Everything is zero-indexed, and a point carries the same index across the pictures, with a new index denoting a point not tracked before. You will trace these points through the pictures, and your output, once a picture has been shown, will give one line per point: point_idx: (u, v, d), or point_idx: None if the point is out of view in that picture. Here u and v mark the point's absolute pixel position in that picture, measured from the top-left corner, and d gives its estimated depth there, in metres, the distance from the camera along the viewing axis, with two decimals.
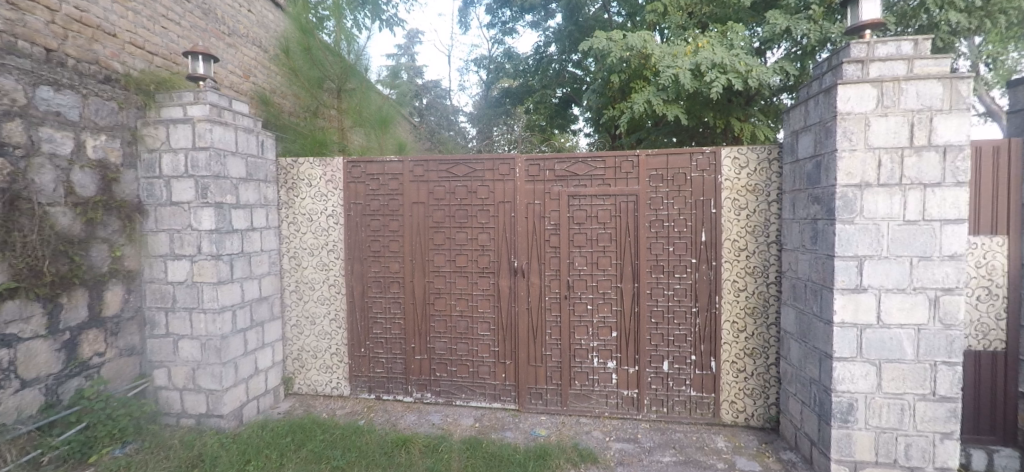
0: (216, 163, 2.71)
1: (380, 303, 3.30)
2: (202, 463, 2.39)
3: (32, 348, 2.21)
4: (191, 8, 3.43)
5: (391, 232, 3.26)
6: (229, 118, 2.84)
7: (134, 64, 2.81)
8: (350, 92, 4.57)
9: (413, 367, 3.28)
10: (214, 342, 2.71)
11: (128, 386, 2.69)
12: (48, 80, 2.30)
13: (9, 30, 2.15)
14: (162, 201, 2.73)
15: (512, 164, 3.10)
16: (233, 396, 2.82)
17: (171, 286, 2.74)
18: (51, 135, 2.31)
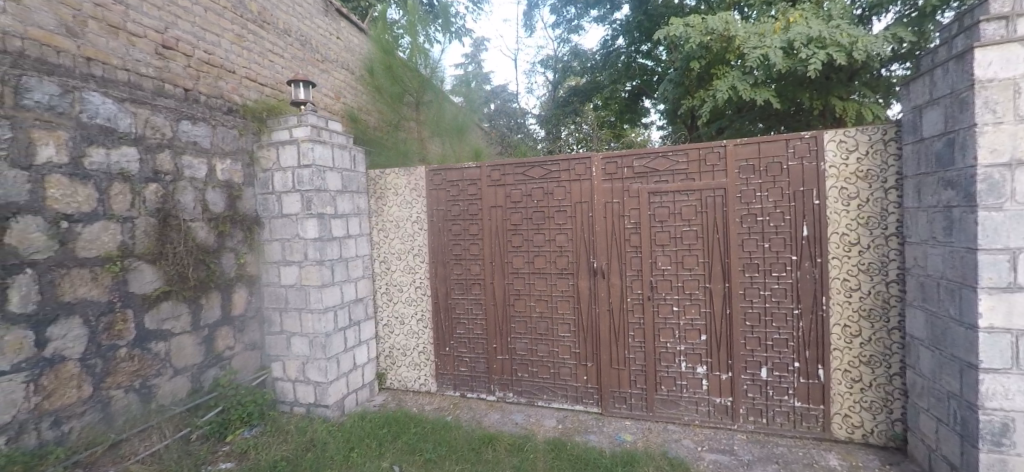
0: (318, 178, 3.02)
1: (462, 304, 3.43)
2: (314, 448, 2.65)
3: (181, 342, 2.62)
4: (291, 41, 3.86)
5: (471, 235, 3.38)
6: (327, 136, 3.15)
7: (249, 95, 3.23)
8: (428, 104, 4.86)
9: (496, 367, 3.36)
10: (320, 339, 3.02)
11: (252, 376, 3.07)
12: (188, 115, 2.72)
13: (158, 76, 2.58)
14: (275, 214, 3.09)
15: (588, 163, 3.06)
16: (336, 388, 3.11)
17: (284, 289, 3.09)
18: (191, 162, 2.72)
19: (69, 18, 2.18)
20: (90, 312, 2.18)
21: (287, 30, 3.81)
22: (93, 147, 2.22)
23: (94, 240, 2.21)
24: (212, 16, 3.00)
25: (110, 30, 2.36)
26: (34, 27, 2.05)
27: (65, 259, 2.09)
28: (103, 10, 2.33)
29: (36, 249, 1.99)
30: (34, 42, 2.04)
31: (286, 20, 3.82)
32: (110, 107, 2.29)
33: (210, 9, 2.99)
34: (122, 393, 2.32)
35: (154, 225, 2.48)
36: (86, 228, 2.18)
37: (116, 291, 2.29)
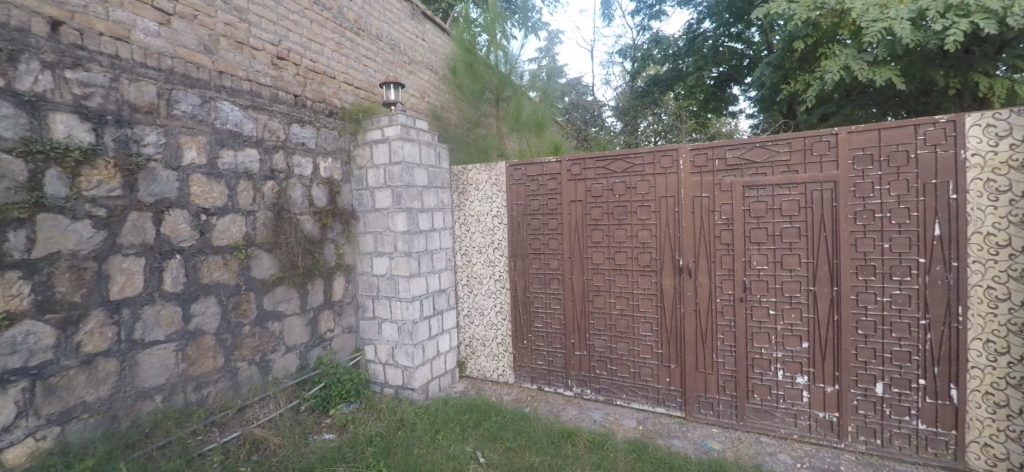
0: (407, 174, 3.21)
1: (541, 298, 3.45)
2: (404, 426, 2.84)
3: (291, 322, 2.92)
4: (383, 45, 4.10)
5: (551, 230, 3.38)
6: (414, 135, 3.32)
7: (347, 98, 3.50)
8: (507, 100, 4.94)
9: (574, 362, 3.34)
10: (408, 326, 3.21)
11: (349, 357, 3.35)
12: (297, 119, 3.01)
13: (273, 85, 2.89)
14: (369, 208, 3.32)
15: (674, 155, 2.92)
16: (422, 373, 3.30)
17: (376, 278, 3.33)
18: (300, 161, 3.00)
19: (206, 37, 2.50)
20: (222, 294, 2.50)
21: (379, 36, 4.06)
22: (223, 150, 2.53)
23: (225, 231, 2.53)
24: (316, 27, 3.28)
25: (236, 46, 2.67)
26: (180, 46, 2.37)
27: (203, 247, 2.41)
28: (231, 29, 2.65)
29: (183, 238, 2.32)
30: (180, 60, 2.36)
31: (378, 26, 4.06)
32: (237, 114, 2.60)
33: (314, 21, 3.27)
34: (245, 364, 2.65)
35: (270, 218, 2.79)
36: (219, 221, 2.50)
37: (241, 276, 2.61)
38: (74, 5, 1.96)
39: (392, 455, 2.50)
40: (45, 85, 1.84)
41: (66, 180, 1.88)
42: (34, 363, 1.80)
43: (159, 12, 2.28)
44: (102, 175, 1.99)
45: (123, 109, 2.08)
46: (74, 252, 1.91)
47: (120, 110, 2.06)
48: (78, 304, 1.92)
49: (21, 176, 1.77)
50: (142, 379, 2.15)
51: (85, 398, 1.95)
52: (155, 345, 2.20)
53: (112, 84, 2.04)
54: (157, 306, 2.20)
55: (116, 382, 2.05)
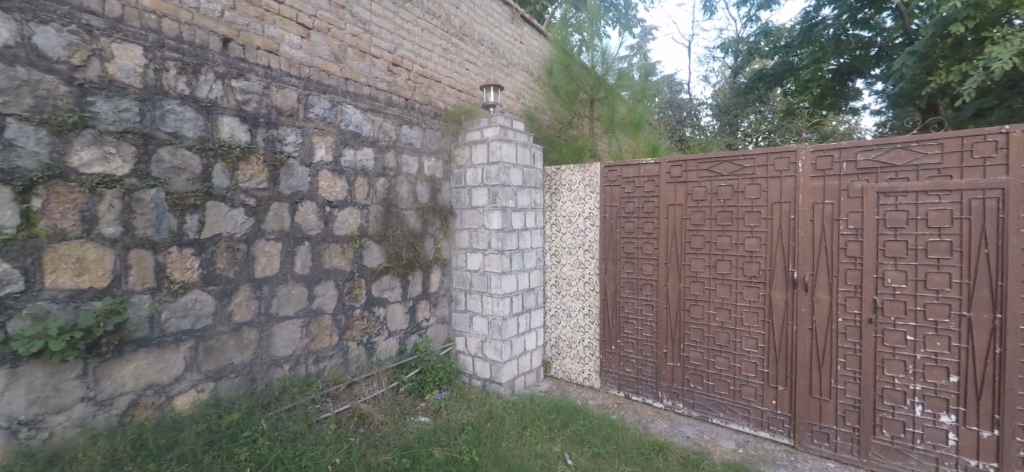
0: (503, 174, 3.30)
1: (632, 304, 3.33)
2: (494, 418, 2.92)
3: (393, 309, 3.15)
4: (484, 49, 4.25)
5: (646, 234, 3.25)
6: (511, 136, 3.41)
7: (450, 101, 3.68)
8: (602, 100, 4.86)
9: (665, 373, 3.18)
10: (498, 321, 3.30)
11: (442, 347, 3.53)
12: (407, 121, 3.23)
13: (388, 89, 3.13)
14: (465, 205, 3.48)
15: (793, 157, 2.66)
16: (509, 368, 3.37)
17: (469, 272, 3.47)
18: (407, 160, 3.22)
19: (336, 47, 2.79)
20: (339, 278, 2.77)
21: (481, 40, 4.21)
22: (346, 149, 2.80)
23: (344, 222, 2.80)
24: (426, 35, 3.50)
25: (360, 54, 2.93)
26: (317, 57, 2.67)
27: (326, 235, 2.69)
28: (357, 39, 2.92)
29: (311, 226, 2.60)
30: (316, 69, 2.66)
31: (480, 31, 4.22)
32: (358, 117, 2.87)
33: (425, 28, 3.49)
34: (355, 344, 2.90)
35: (381, 211, 3.03)
36: (340, 213, 2.77)
37: (355, 263, 2.87)
38: (240, 24, 2.29)
39: (482, 445, 2.58)
40: (217, 93, 2.15)
41: (228, 173, 2.20)
42: (198, 327, 2.11)
43: (301, 27, 2.59)
44: (253, 169, 2.30)
45: (271, 112, 2.39)
46: (231, 234, 2.22)
47: (269, 113, 2.37)
48: (232, 279, 2.24)
49: (197, 168, 2.09)
50: (275, 349, 2.45)
51: (233, 360, 2.26)
52: (286, 319, 2.49)
53: (264, 91, 2.36)
54: (288, 286, 2.49)
55: (255, 349, 2.36)
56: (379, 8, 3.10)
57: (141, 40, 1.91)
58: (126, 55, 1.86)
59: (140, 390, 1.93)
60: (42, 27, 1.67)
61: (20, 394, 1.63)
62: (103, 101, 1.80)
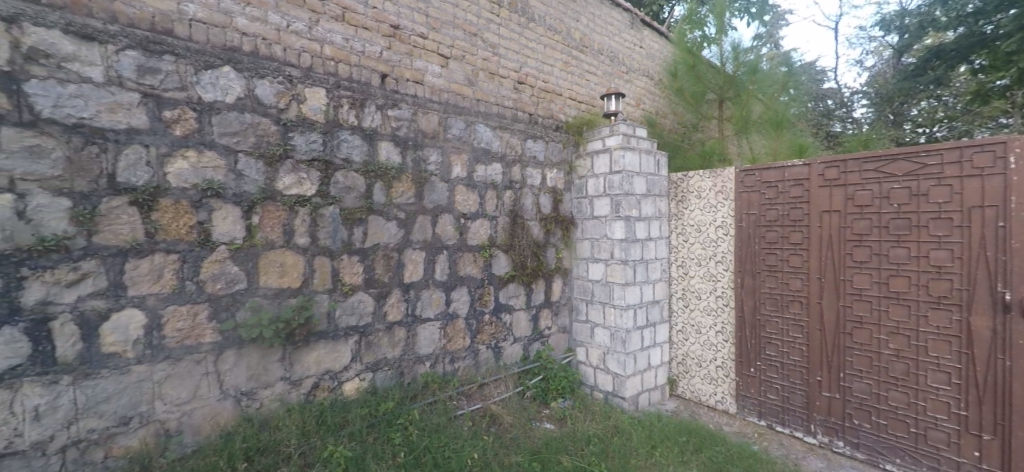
0: (627, 183, 3.25)
1: (775, 323, 3.00)
2: (620, 432, 2.84)
3: (518, 316, 3.28)
4: (603, 58, 4.22)
5: (793, 244, 2.91)
6: (634, 143, 3.34)
7: (570, 112, 3.75)
8: (732, 100, 4.50)
9: (819, 405, 2.80)
10: (621, 334, 3.24)
11: (563, 356, 3.57)
12: (532, 135, 3.37)
13: (514, 106, 3.30)
14: (587, 215, 3.49)
15: (1000, 151, 2.17)
16: (633, 383, 3.27)
17: (591, 283, 3.46)
18: (531, 172, 3.35)
19: (470, 72, 3.04)
20: (471, 285, 2.99)
21: (600, 50, 4.20)
22: (478, 165, 3.02)
23: (476, 233, 3.01)
24: (549, 50, 3.62)
25: (490, 76, 3.16)
26: (454, 82, 2.94)
27: (461, 245, 2.92)
28: (487, 63, 3.14)
29: (449, 237, 2.85)
30: (453, 93, 2.92)
31: (600, 40, 4.21)
32: (488, 134, 3.08)
33: (547, 44, 3.62)
34: (484, 347, 3.08)
35: (508, 222, 3.20)
36: (472, 224, 2.98)
37: (485, 271, 3.07)
38: (393, 60, 2.63)
39: (610, 459, 2.54)
40: (377, 121, 2.50)
41: (384, 190, 2.53)
42: (362, 323, 2.46)
43: (441, 57, 2.87)
44: (404, 186, 2.62)
45: (417, 136, 2.69)
46: (386, 244, 2.55)
47: (416, 137, 2.68)
48: (386, 284, 2.56)
49: (362, 187, 2.44)
50: (419, 347, 2.72)
51: (386, 355, 2.57)
52: (428, 321, 2.76)
53: (412, 117, 2.66)
54: (430, 290, 2.76)
55: (404, 346, 2.65)
56: (506, 31, 3.30)
57: (324, 83, 2.30)
58: (314, 97, 2.26)
59: (319, 374, 2.30)
60: (261, 81, 2.08)
61: (243, 370, 2.06)
62: (298, 135, 2.20)
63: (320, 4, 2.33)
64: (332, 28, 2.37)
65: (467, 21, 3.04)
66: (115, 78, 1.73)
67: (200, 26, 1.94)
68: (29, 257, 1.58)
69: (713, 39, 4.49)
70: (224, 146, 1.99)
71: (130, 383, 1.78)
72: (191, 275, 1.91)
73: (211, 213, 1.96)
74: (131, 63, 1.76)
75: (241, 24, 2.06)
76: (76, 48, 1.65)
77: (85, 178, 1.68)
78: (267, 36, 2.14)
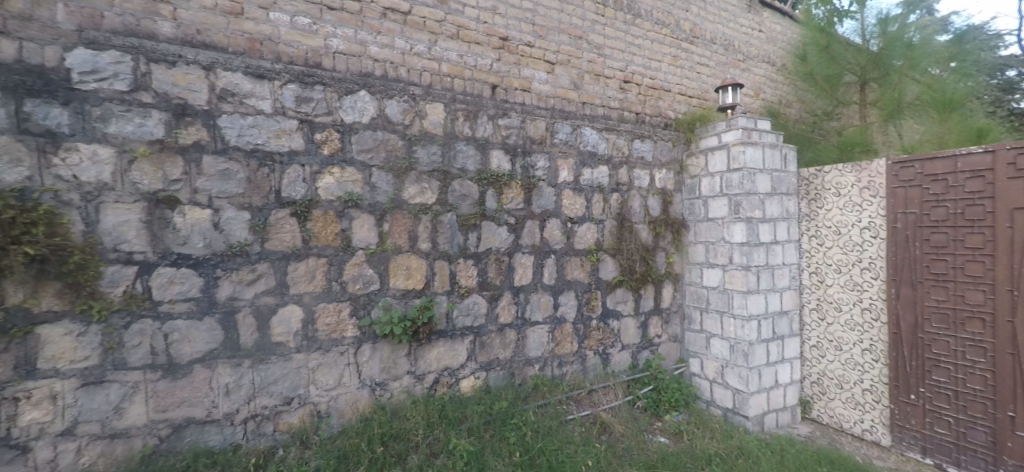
0: (748, 181, 2.96)
1: (944, 343, 2.52)
2: (746, 455, 2.59)
3: (627, 323, 3.18)
4: (717, 48, 3.92)
5: (970, 249, 2.42)
6: (756, 137, 3.04)
7: (680, 109, 3.56)
8: (880, 81, 3.88)
9: (1012, 447, 2.28)
10: (742, 346, 2.97)
11: (674, 366, 3.37)
12: (639, 135, 3.25)
13: (620, 107, 3.22)
14: (700, 217, 3.27)
15: None
16: (757, 401, 2.98)
17: (706, 289, 3.23)
18: (639, 174, 3.24)
19: (575, 76, 3.03)
20: (579, 289, 2.97)
21: (713, 39, 3.90)
22: (585, 169, 2.99)
23: (583, 237, 2.99)
24: (656, 45, 3.47)
25: (595, 78, 3.12)
26: (559, 87, 2.96)
27: (568, 249, 2.93)
28: (592, 65, 3.11)
29: (556, 241, 2.87)
30: (559, 98, 2.94)
31: (714, 29, 3.91)
32: (595, 137, 3.04)
33: (655, 40, 3.46)
34: (592, 353, 3.04)
35: (615, 226, 3.12)
36: (579, 228, 2.97)
37: (593, 276, 3.03)
38: (502, 71, 2.73)
39: None
40: (489, 131, 2.61)
41: (496, 197, 2.63)
42: (476, 324, 2.58)
43: (547, 63, 2.91)
44: (514, 192, 2.70)
45: (526, 143, 2.76)
46: (498, 248, 2.65)
47: (524, 144, 2.74)
48: (498, 287, 2.66)
49: (476, 194, 2.57)
50: (529, 350, 2.78)
51: (499, 356, 2.67)
52: (537, 324, 2.81)
53: (521, 125, 2.73)
54: (539, 294, 2.81)
55: (514, 348, 2.73)
56: (611, 30, 3.22)
57: (442, 98, 2.46)
58: (434, 112, 2.43)
59: (439, 371, 2.46)
60: (390, 101, 2.30)
61: (377, 363, 2.28)
62: (421, 149, 2.39)
63: (438, 24, 2.50)
64: (448, 46, 2.53)
65: (572, 25, 3.03)
66: (280, 108, 2.04)
67: (341, 57, 2.20)
68: (221, 260, 1.93)
69: (846, 13, 3.93)
70: (361, 162, 2.23)
71: (292, 368, 2.08)
72: (336, 277, 2.18)
73: (351, 222, 2.21)
74: (292, 95, 2.06)
75: (373, 52, 2.29)
76: (252, 86, 1.97)
77: (259, 195, 2.00)
78: (394, 60, 2.35)
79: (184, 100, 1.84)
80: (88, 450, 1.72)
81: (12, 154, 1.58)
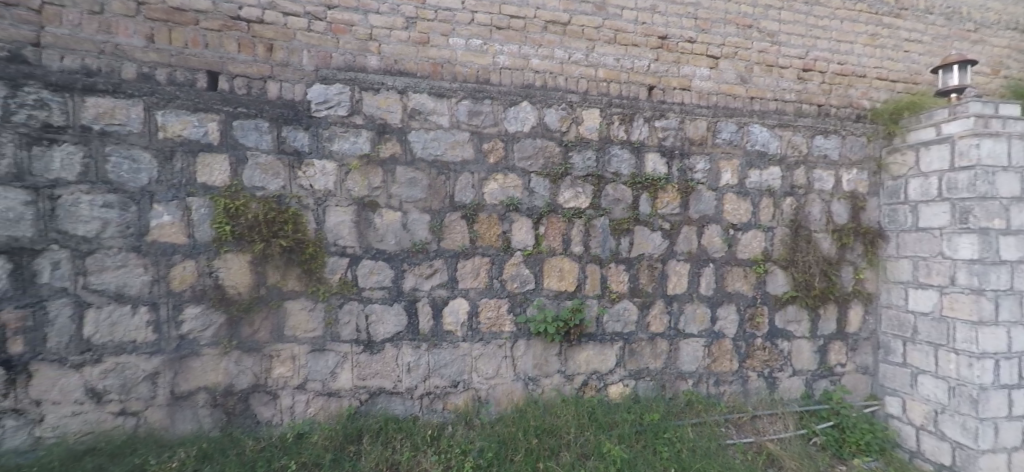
0: (983, 183, 2.33)
1: None
2: None
3: (800, 346, 2.78)
4: (936, 17, 3.15)
5: None
6: (998, 125, 2.37)
7: (878, 97, 2.98)
8: None
9: None
10: (969, 390, 2.35)
11: (862, 402, 2.83)
12: (821, 130, 2.82)
13: (798, 99, 2.83)
14: (906, 226, 2.69)
15: None
16: (992, 463, 2.32)
17: (913, 315, 2.64)
18: (821, 175, 2.81)
19: (743, 69, 2.74)
20: (741, 303, 2.70)
21: (930, 7, 3.15)
22: (752, 170, 2.71)
23: (748, 245, 2.70)
24: (847, 25, 2.95)
25: (767, 70, 2.78)
26: (724, 83, 2.71)
27: (730, 258, 2.68)
28: (764, 55, 2.78)
29: (716, 249, 2.65)
30: (723, 94, 2.70)
31: None
32: (765, 135, 2.73)
33: (845, 18, 2.95)
34: (755, 375, 2.74)
35: (789, 234, 2.76)
36: (744, 235, 2.70)
37: (758, 289, 2.72)
38: (661, 71, 2.61)
39: None
40: (644, 134, 2.54)
41: (650, 201, 2.55)
42: (626, 331, 2.53)
43: (711, 58, 2.69)
44: (669, 197, 2.58)
45: (684, 144, 2.61)
46: (651, 254, 2.56)
47: (683, 145, 2.60)
48: (650, 294, 2.57)
49: (629, 199, 2.53)
50: (682, 363, 2.63)
51: (649, 365, 2.58)
52: (691, 336, 2.64)
53: (680, 126, 2.60)
54: (694, 305, 2.63)
55: (666, 359, 2.60)
56: (789, 14, 2.84)
57: (598, 103, 2.48)
58: (590, 117, 2.47)
59: (588, 373, 2.49)
60: (549, 109, 2.41)
61: (530, 358, 2.41)
62: (576, 154, 2.45)
63: (595, 31, 2.50)
64: (605, 52, 2.52)
65: (741, 13, 2.75)
66: (455, 123, 2.29)
67: (506, 72, 2.37)
68: (407, 256, 2.25)
69: None
70: (521, 169, 2.38)
71: (459, 355, 2.32)
72: (497, 275, 2.36)
73: (511, 224, 2.37)
74: (466, 110, 2.30)
75: (535, 64, 2.41)
76: (434, 104, 2.26)
77: (437, 199, 2.28)
78: (553, 70, 2.44)
79: (384, 121, 2.20)
80: (313, 402, 2.17)
81: (274, 170, 2.08)
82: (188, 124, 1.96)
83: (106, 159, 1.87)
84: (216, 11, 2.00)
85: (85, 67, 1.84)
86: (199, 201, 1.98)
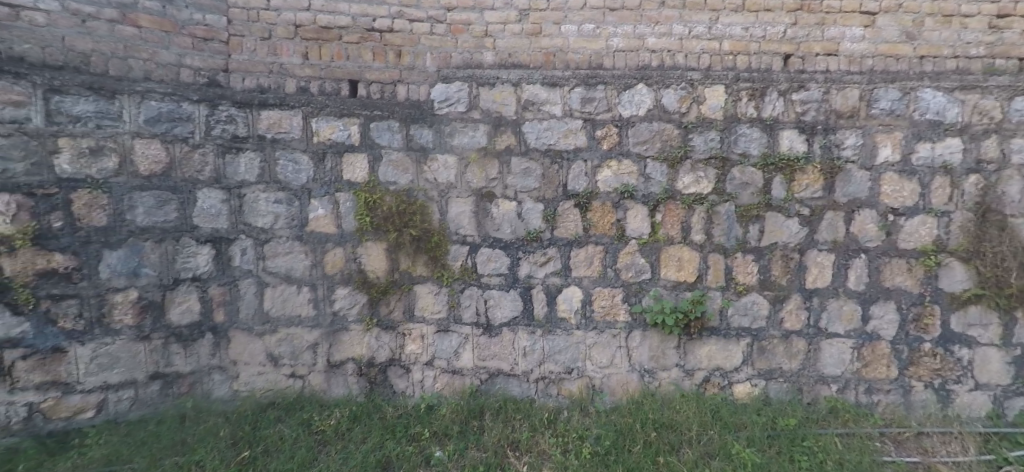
0: None
1: None
2: None
3: (987, 355, 2.29)
4: None
5: None
6: None
7: None
8: None
9: None
10: None
11: None
12: None
13: (989, 54, 2.28)
14: None
15: None
16: None
17: None
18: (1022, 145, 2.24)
19: (910, 22, 2.28)
20: (903, 301, 2.32)
21: None
22: (920, 143, 2.28)
23: (913, 233, 2.30)
24: None
25: (944, 20, 2.28)
26: (883, 42, 2.29)
27: (888, 248, 2.31)
28: (939, 3, 2.28)
29: (869, 238, 2.30)
30: (882, 56, 2.29)
31: None
32: (940, 100, 2.26)
33: None
34: (920, 386, 2.33)
35: (972, 220, 2.26)
36: (907, 222, 2.30)
37: (927, 285, 2.31)
38: (800, 37, 2.29)
39: None
40: (779, 109, 2.28)
41: (785, 184, 2.30)
42: (755, 326, 2.34)
43: (865, 15, 2.29)
44: (809, 179, 2.30)
45: (829, 118, 2.29)
46: (786, 243, 2.31)
47: (827, 119, 2.29)
48: (784, 287, 2.33)
49: (760, 182, 2.30)
50: (824, 365, 2.36)
51: (782, 365, 2.36)
52: (835, 337, 2.34)
53: (823, 97, 2.28)
54: (840, 301, 2.33)
55: (803, 360, 2.36)
56: None
57: (723, 79, 2.28)
58: (714, 95, 2.28)
59: (710, 370, 2.35)
60: (667, 91, 2.28)
61: (647, 350, 2.35)
62: (697, 136, 2.30)
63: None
64: (732, 21, 2.28)
65: None
66: (569, 111, 2.29)
67: (621, 54, 2.29)
68: (522, 244, 2.32)
69: None
70: (636, 154, 2.30)
71: (574, 343, 2.35)
72: (611, 263, 2.33)
73: (627, 212, 2.31)
74: (579, 97, 2.28)
75: (652, 43, 2.28)
76: (547, 94, 2.28)
77: (550, 189, 2.31)
78: (671, 48, 2.29)
79: (500, 114, 2.28)
80: (439, 378, 2.36)
81: (405, 166, 2.29)
82: (336, 129, 2.24)
83: (276, 162, 2.22)
84: (355, 26, 2.23)
85: (260, 86, 2.19)
86: (345, 196, 2.26)
